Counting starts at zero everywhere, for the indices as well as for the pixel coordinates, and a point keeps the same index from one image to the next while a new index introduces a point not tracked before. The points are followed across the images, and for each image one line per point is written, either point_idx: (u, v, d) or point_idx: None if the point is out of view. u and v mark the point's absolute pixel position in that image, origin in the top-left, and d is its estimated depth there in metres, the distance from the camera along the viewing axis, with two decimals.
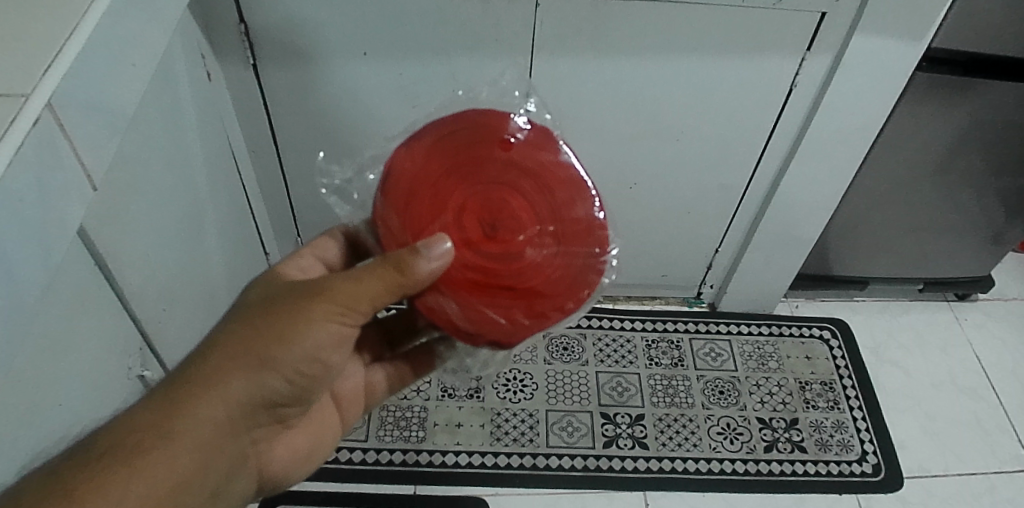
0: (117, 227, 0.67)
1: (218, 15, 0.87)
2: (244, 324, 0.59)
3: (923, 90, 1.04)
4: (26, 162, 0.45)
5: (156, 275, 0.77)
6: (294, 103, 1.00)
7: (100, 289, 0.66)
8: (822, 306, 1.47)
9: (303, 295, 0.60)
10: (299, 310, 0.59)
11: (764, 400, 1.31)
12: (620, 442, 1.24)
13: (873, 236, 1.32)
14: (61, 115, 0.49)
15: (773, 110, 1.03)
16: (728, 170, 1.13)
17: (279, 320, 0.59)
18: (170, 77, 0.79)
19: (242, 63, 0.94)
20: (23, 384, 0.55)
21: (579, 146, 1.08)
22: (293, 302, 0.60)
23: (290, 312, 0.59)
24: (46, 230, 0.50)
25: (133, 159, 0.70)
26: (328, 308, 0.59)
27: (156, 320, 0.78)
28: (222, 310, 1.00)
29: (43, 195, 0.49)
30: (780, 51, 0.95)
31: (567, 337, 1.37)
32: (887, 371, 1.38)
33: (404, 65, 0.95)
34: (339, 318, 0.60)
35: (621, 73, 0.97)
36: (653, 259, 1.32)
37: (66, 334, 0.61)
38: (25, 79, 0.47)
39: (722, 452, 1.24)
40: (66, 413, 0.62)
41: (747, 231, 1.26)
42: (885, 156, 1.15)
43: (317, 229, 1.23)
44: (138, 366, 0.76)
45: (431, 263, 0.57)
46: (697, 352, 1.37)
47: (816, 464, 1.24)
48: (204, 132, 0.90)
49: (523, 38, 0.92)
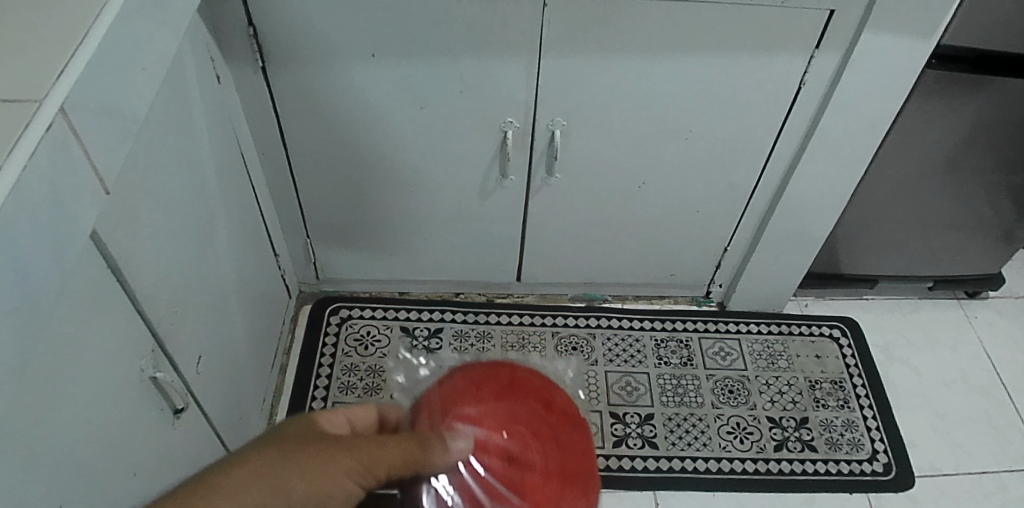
0: (129, 231, 0.68)
1: (226, 17, 0.88)
2: (269, 447, 0.54)
3: (932, 87, 1.03)
4: (41, 169, 0.46)
5: (168, 279, 0.77)
6: (303, 105, 1.00)
7: (114, 293, 0.67)
8: (832, 305, 1.47)
9: (331, 443, 0.56)
10: (327, 454, 0.55)
11: (774, 400, 1.31)
12: (629, 442, 1.24)
13: (883, 234, 1.32)
14: (77, 121, 0.50)
15: (781, 108, 1.03)
16: (736, 169, 1.12)
17: (307, 459, 0.54)
18: (180, 81, 0.79)
19: (251, 66, 0.94)
20: (37, 389, 0.56)
21: (588, 146, 1.08)
22: (320, 446, 0.55)
23: (316, 453, 0.54)
24: (61, 236, 0.50)
25: (144, 162, 0.71)
26: (357, 466, 0.55)
27: (168, 323, 0.78)
28: (232, 312, 1.00)
29: (59, 200, 0.49)
30: (788, 49, 0.95)
31: (576, 337, 1.37)
32: (897, 369, 1.38)
33: (412, 67, 0.95)
34: (362, 478, 0.55)
35: (629, 73, 0.97)
36: (661, 259, 1.31)
37: (81, 339, 0.62)
38: (38, 84, 0.48)
39: (732, 451, 1.24)
40: (81, 417, 0.63)
41: (755, 230, 1.25)
42: (895, 154, 1.14)
43: (327, 230, 1.23)
44: (150, 368, 0.74)
45: (456, 447, 0.57)
46: (706, 351, 1.37)
47: (827, 463, 1.24)
48: (213, 135, 0.90)
49: (530, 38, 0.92)
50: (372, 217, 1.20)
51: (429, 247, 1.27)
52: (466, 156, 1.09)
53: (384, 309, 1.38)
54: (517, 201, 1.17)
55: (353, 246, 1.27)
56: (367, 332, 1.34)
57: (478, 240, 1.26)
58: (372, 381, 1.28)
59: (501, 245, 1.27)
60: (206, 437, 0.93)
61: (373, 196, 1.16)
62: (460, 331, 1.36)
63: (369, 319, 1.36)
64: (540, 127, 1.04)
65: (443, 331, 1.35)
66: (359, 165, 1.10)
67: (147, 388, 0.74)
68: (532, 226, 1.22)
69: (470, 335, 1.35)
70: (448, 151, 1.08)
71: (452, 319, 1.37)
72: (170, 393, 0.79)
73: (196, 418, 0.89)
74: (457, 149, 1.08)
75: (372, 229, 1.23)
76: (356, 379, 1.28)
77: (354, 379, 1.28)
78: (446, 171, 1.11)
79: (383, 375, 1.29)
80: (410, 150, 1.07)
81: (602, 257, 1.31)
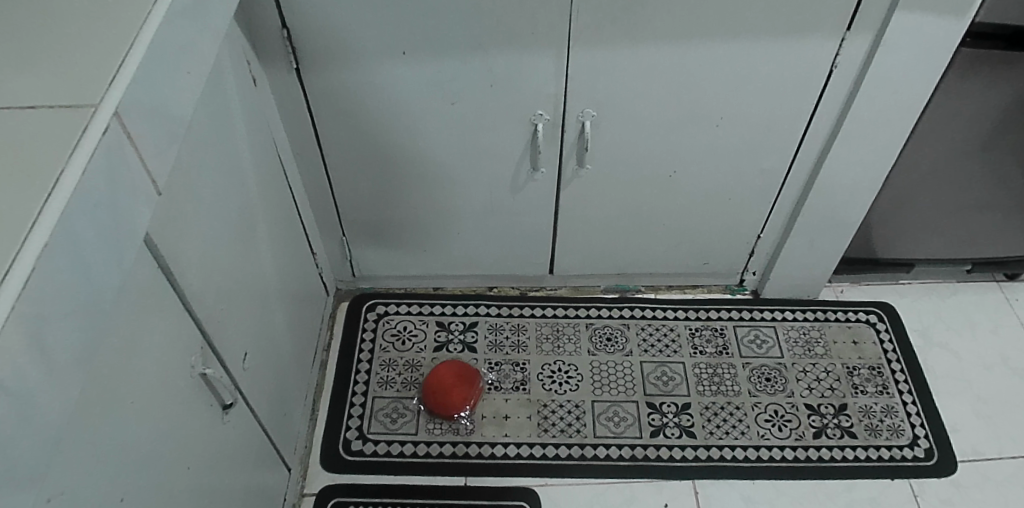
0: (176, 232, 0.70)
1: (260, 19, 0.90)
2: None
3: (966, 67, 1.02)
4: (103, 172, 0.46)
5: (214, 276, 0.79)
6: (336, 105, 1.02)
7: (167, 291, 0.69)
8: (868, 290, 1.46)
9: None
10: None
11: (812, 387, 1.30)
12: (667, 431, 1.24)
13: (917, 218, 1.30)
14: (134, 123, 0.51)
15: (812, 94, 1.02)
16: (768, 155, 1.12)
17: None
18: (219, 84, 0.81)
19: (286, 67, 0.96)
20: (99, 381, 0.58)
21: (618, 137, 1.08)
22: None
23: None
24: (137, 241, 0.51)
25: (187, 165, 0.73)
26: None
27: (215, 321, 0.80)
28: (273, 309, 1.02)
29: (135, 200, 0.51)
30: (818, 34, 0.94)
31: (610, 328, 1.37)
32: (936, 354, 1.36)
33: (441, 63, 0.96)
34: None
35: (658, 61, 0.97)
36: (693, 247, 1.31)
37: (139, 336, 0.64)
38: (94, 90, 0.49)
39: (771, 439, 1.24)
40: (138, 412, 0.64)
41: (788, 217, 1.25)
42: (929, 136, 1.13)
43: (362, 228, 1.25)
44: (200, 364, 0.76)
45: None
46: (741, 339, 1.36)
47: (866, 449, 1.23)
48: (251, 135, 0.92)
49: (558, 30, 0.92)
50: (406, 213, 1.22)
51: (461, 241, 1.28)
52: (497, 149, 1.09)
53: (419, 305, 1.39)
54: (548, 194, 1.18)
55: (387, 242, 1.28)
56: (404, 328, 1.36)
57: (509, 233, 1.26)
58: (410, 375, 1.30)
59: (533, 238, 1.28)
60: (254, 432, 0.95)
61: (406, 192, 1.17)
62: (494, 325, 1.37)
63: (405, 314, 1.38)
64: (570, 119, 1.05)
65: (478, 325, 1.37)
66: (392, 162, 1.11)
67: (197, 384, 0.76)
68: (563, 219, 1.23)
69: (505, 328, 1.36)
70: (479, 146, 1.09)
71: (486, 313, 1.39)
72: (220, 389, 0.81)
73: (242, 412, 0.90)
74: (488, 143, 1.08)
75: (406, 225, 1.24)
76: (395, 373, 1.30)
77: (393, 374, 1.30)
78: (478, 166, 1.12)
79: (421, 369, 1.30)
80: (441, 146, 1.08)
81: (634, 249, 1.31)
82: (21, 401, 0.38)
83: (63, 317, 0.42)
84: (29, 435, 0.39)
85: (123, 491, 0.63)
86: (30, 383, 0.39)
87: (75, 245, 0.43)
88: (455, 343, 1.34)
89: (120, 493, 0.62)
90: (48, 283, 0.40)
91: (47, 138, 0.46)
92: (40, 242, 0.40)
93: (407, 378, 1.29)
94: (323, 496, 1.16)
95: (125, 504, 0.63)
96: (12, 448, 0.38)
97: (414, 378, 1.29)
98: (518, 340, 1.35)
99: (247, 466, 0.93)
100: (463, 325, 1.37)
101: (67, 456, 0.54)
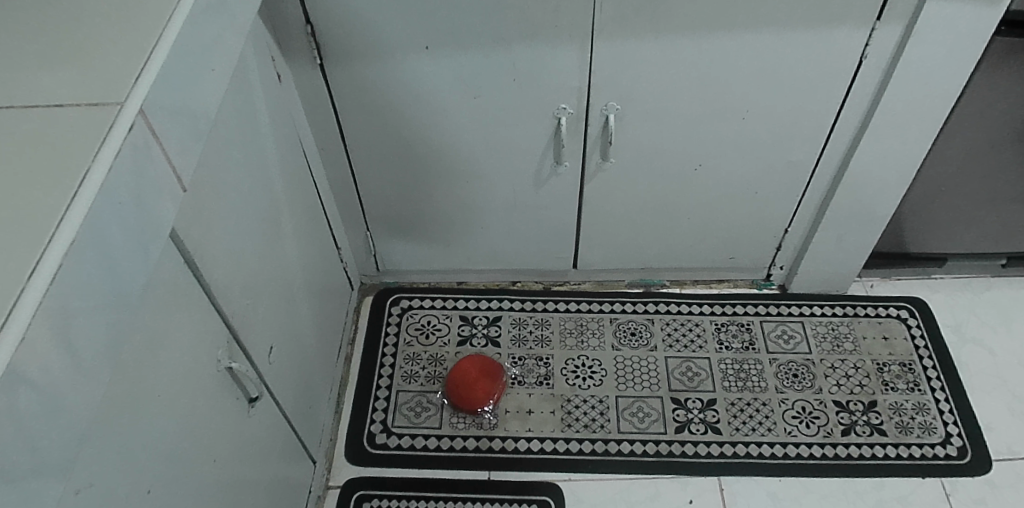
0: (203, 228, 0.71)
1: (285, 15, 0.90)
2: None
3: (1002, 56, 0.98)
4: (127, 171, 0.46)
5: (240, 272, 0.80)
6: (360, 100, 1.02)
7: (193, 286, 0.69)
8: (899, 285, 1.43)
9: None
10: None
11: (840, 383, 1.28)
12: (691, 427, 1.23)
13: (950, 210, 1.27)
14: (159, 121, 0.51)
15: (841, 86, 1.00)
16: (796, 148, 1.10)
17: None
18: (243, 80, 0.82)
19: (310, 63, 0.97)
20: (126, 376, 0.59)
21: (642, 131, 1.07)
22: None
23: None
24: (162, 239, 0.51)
25: (213, 162, 0.73)
26: None
27: (241, 315, 0.81)
28: (298, 302, 1.03)
29: (159, 196, 0.51)
30: (847, 24, 0.92)
31: (635, 322, 1.36)
32: (970, 350, 1.33)
33: (464, 57, 0.96)
34: None
35: (683, 52, 0.95)
36: (719, 242, 1.30)
37: (165, 331, 0.65)
38: (120, 88, 0.49)
39: (799, 436, 1.22)
40: (163, 405, 0.65)
41: (816, 211, 1.22)
42: (962, 128, 1.10)
43: (386, 223, 1.26)
44: (226, 358, 0.77)
45: None
46: (768, 334, 1.34)
47: (897, 447, 1.21)
48: (276, 131, 0.93)
49: (582, 23, 0.91)
50: (430, 208, 1.22)
51: (484, 235, 1.28)
52: (521, 144, 1.09)
53: (442, 299, 1.40)
54: (572, 188, 1.17)
55: (411, 237, 1.29)
56: (427, 322, 1.37)
57: (534, 227, 1.26)
58: (433, 369, 1.30)
59: (556, 234, 1.27)
60: (279, 424, 0.96)
61: (431, 186, 1.17)
62: (518, 319, 1.37)
63: (429, 309, 1.39)
64: (594, 113, 1.04)
65: (501, 319, 1.37)
66: (416, 157, 1.11)
67: (223, 378, 0.77)
68: (588, 214, 1.22)
69: (529, 322, 1.36)
70: (503, 140, 1.08)
71: (509, 307, 1.39)
72: (245, 382, 0.82)
73: (268, 405, 0.91)
74: (512, 139, 1.08)
75: (430, 219, 1.24)
76: (418, 367, 1.30)
77: (416, 368, 1.30)
78: (501, 161, 1.12)
79: (445, 363, 1.31)
80: (465, 139, 1.08)
81: (659, 243, 1.30)
82: (49, 397, 0.38)
83: (91, 314, 0.42)
84: (57, 430, 0.40)
85: (149, 483, 0.64)
86: (57, 380, 0.39)
87: (101, 243, 0.43)
88: (478, 337, 1.34)
89: (146, 486, 0.63)
90: (76, 279, 0.41)
91: (74, 136, 0.46)
92: (67, 238, 0.40)
93: (431, 372, 1.30)
94: (347, 489, 1.17)
95: (151, 496, 0.64)
96: (41, 442, 0.38)
97: (438, 372, 1.30)
98: (541, 334, 1.35)
99: (273, 457, 0.94)
100: (486, 319, 1.37)
101: (94, 450, 0.55)
